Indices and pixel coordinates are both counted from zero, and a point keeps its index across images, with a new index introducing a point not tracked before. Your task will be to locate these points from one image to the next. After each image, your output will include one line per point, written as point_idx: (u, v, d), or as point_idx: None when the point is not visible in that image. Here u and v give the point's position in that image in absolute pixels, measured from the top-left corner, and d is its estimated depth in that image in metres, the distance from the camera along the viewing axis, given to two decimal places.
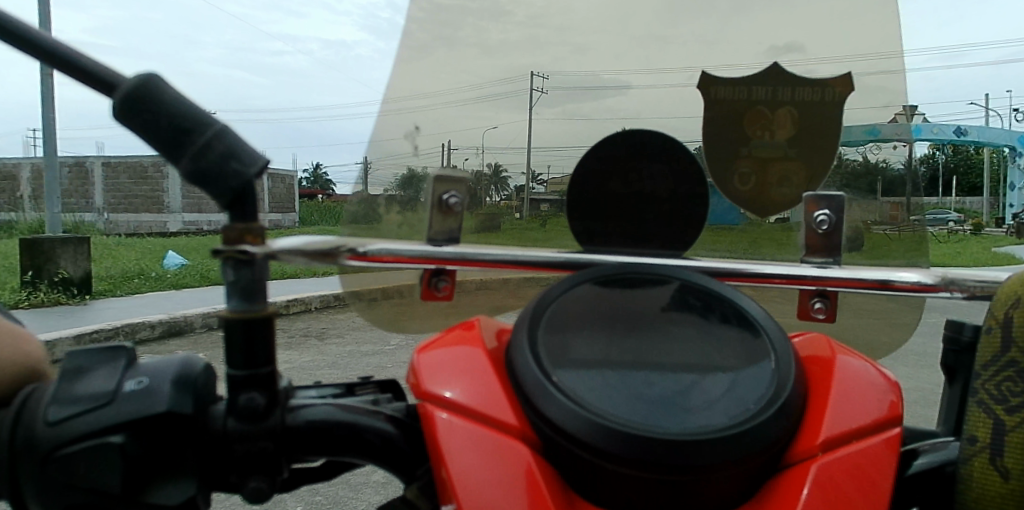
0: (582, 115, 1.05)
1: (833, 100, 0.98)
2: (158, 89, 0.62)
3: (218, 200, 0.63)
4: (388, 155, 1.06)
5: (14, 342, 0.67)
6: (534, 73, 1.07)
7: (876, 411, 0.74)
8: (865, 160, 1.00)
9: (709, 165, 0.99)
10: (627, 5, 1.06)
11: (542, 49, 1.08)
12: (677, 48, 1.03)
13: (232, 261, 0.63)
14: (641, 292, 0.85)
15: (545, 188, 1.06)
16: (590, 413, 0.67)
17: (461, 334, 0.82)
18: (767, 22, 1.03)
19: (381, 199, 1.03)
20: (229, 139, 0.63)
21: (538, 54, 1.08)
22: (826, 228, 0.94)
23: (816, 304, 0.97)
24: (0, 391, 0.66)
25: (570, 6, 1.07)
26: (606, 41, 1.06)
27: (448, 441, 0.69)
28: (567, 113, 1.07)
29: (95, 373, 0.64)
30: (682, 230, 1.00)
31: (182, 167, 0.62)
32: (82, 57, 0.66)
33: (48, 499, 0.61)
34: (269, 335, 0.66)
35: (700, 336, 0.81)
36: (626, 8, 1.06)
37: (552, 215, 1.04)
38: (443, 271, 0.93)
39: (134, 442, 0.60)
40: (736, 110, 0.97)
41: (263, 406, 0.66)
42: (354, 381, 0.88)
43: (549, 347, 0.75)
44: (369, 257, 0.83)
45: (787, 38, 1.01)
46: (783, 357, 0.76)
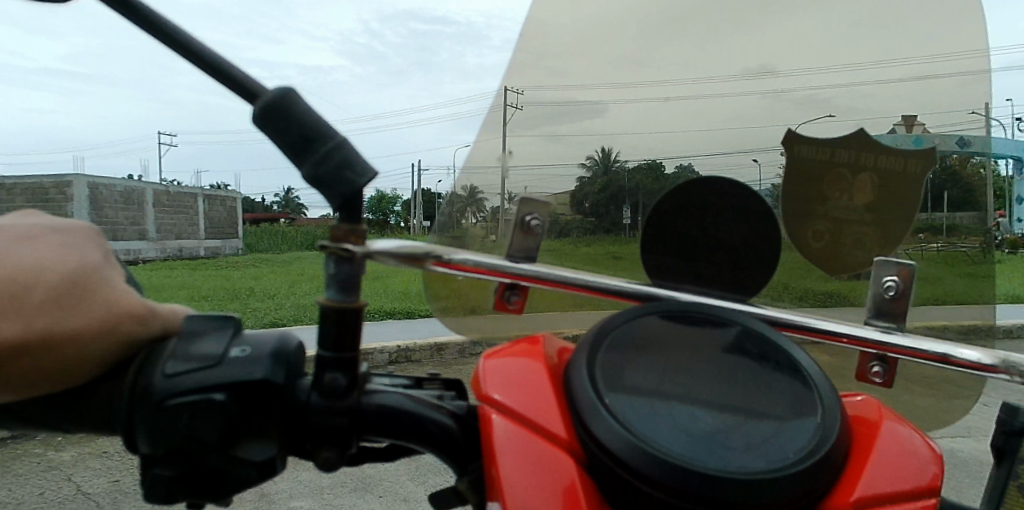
0: (561, 137, 1.10)
1: (915, 172, 0.98)
2: (293, 102, 0.71)
3: (330, 202, 0.72)
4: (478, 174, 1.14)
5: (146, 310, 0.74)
6: (511, 90, 1.13)
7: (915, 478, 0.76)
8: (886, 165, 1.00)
9: (784, 219, 1.02)
10: (598, 31, 1.12)
11: (521, 73, 1.15)
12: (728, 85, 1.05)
13: (335, 256, 0.72)
14: (700, 332, 0.89)
15: (515, 208, 1.05)
16: (634, 437, 0.72)
17: (525, 346, 0.88)
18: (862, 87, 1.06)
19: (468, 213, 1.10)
20: (347, 151, 0.72)
21: (518, 77, 1.15)
22: (894, 294, 0.96)
23: (875, 368, 0.98)
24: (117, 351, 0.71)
25: (545, 32, 1.15)
26: (580, 67, 1.13)
27: (500, 443, 0.75)
28: (547, 136, 1.11)
29: (208, 338, 0.74)
30: (752, 278, 1.03)
31: (304, 171, 0.71)
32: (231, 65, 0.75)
33: (157, 441, 0.70)
34: (357, 325, 0.74)
35: (752, 380, 0.84)
36: (598, 34, 1.12)
37: (510, 235, 1.05)
38: (517, 285, 1.00)
39: (233, 402, 0.69)
40: (816, 170, 1.00)
41: (343, 386, 0.75)
42: (424, 376, 0.96)
43: (606, 370, 0.81)
44: (452, 264, 0.91)
45: (847, 96, 1.03)
46: (829, 413, 0.79)
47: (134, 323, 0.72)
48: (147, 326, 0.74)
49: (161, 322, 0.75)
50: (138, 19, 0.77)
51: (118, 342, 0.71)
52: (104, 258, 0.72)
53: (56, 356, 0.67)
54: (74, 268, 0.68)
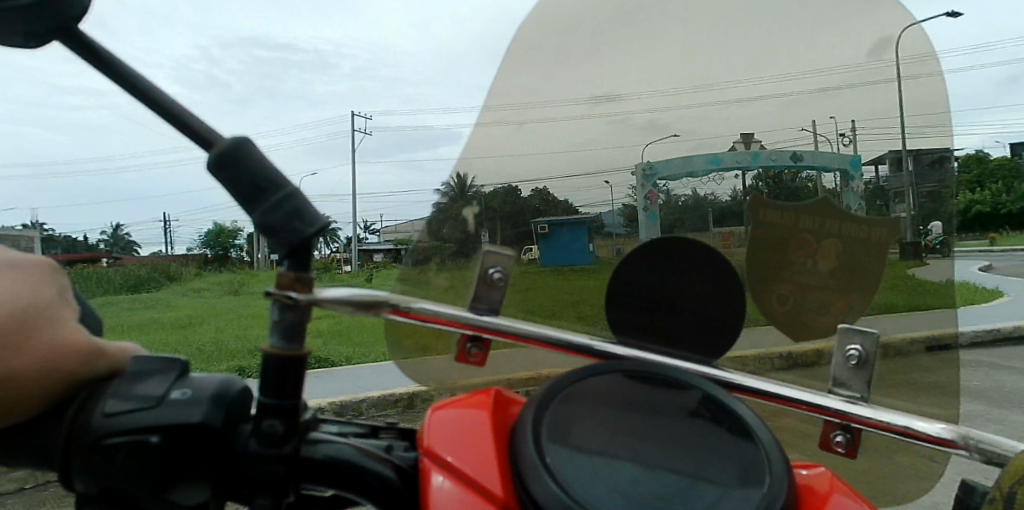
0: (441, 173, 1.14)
1: (880, 240, 1.00)
2: (248, 151, 0.72)
3: (278, 251, 0.73)
4: None
5: (94, 351, 0.74)
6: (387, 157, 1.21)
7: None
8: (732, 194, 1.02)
9: (750, 282, 1.02)
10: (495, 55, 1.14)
11: None
12: (681, 136, 1.04)
13: (281, 303, 0.73)
14: (654, 395, 0.89)
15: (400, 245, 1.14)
16: (571, 499, 0.70)
17: (475, 399, 0.87)
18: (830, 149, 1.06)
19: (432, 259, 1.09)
20: (298, 202, 0.73)
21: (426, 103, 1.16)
22: (856, 362, 0.95)
23: (837, 437, 0.96)
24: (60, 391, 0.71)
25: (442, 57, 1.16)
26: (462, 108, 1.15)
27: (436, 498, 0.74)
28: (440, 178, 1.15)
29: (151, 379, 0.74)
30: (717, 340, 1.01)
31: (253, 219, 0.72)
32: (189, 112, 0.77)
33: (90, 480, 0.70)
34: (300, 373, 0.75)
35: (702, 446, 0.83)
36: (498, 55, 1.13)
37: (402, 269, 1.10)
38: (479, 337, 1.00)
39: (166, 445, 0.69)
40: (780, 234, 1.01)
41: (280, 433, 0.74)
42: (380, 425, 0.96)
43: (552, 428, 0.80)
44: (410, 313, 0.92)
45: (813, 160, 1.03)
46: (777, 483, 0.78)
47: (80, 363, 0.72)
48: (91, 367, 0.73)
49: (106, 362, 0.75)
50: (102, 62, 0.79)
51: (59, 382, 0.71)
52: (57, 295, 0.72)
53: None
54: (22, 307, 0.68)
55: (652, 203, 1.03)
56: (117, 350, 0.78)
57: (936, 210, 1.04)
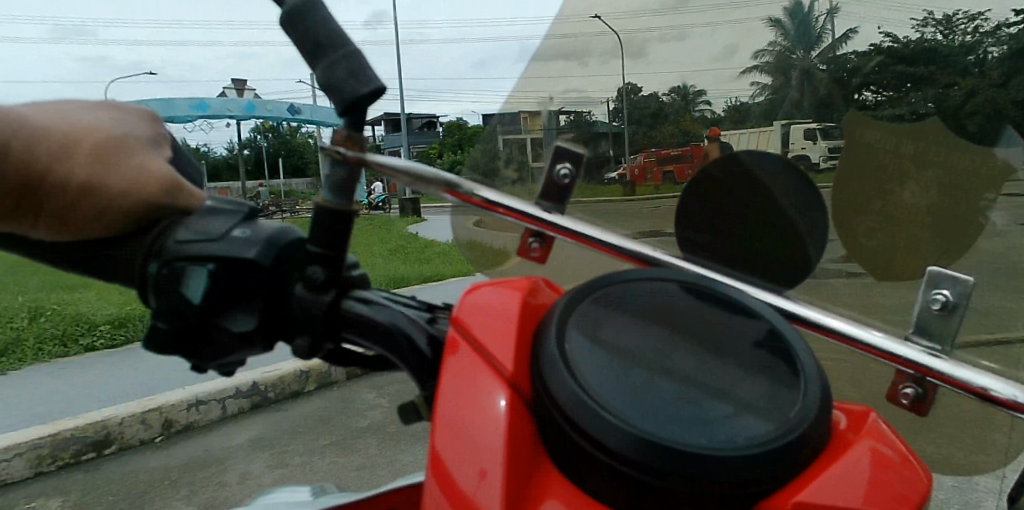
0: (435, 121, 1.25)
1: (992, 175, 0.86)
2: (316, 9, 0.76)
3: (336, 107, 0.76)
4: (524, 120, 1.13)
5: (175, 187, 0.83)
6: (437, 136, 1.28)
7: (887, 498, 0.69)
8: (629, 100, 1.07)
9: (835, 205, 0.93)
10: None
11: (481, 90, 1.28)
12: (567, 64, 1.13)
13: (333, 159, 0.79)
14: (698, 309, 0.86)
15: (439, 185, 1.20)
16: (576, 384, 0.71)
17: (518, 282, 0.88)
18: None
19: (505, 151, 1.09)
20: (354, 59, 0.75)
21: None
22: (940, 309, 0.85)
23: (905, 389, 0.88)
24: (142, 217, 0.81)
25: None
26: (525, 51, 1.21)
27: (454, 364, 0.77)
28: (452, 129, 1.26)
29: (220, 216, 0.82)
30: (790, 270, 0.95)
31: (317, 75, 0.76)
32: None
33: (158, 296, 0.79)
34: (347, 227, 0.79)
35: (735, 363, 0.79)
36: None
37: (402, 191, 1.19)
38: (542, 233, 1.00)
39: (221, 273, 0.77)
40: (876, 157, 0.90)
41: (322, 281, 0.80)
42: (438, 305, 1.01)
43: (581, 319, 0.80)
44: (468, 198, 0.94)
45: None
46: (806, 412, 0.73)
47: (160, 193, 0.81)
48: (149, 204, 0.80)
49: (169, 202, 0.82)
50: None
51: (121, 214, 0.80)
52: (124, 137, 0.80)
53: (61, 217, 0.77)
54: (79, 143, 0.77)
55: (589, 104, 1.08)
56: (188, 193, 0.84)
57: None
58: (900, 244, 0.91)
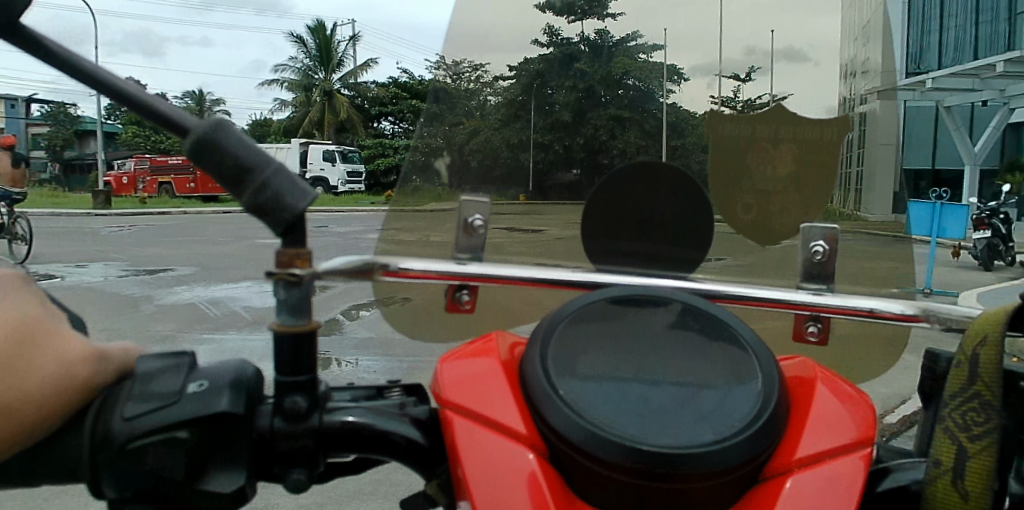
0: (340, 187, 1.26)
1: (833, 137, 1.05)
2: (226, 133, 0.72)
3: (273, 229, 0.74)
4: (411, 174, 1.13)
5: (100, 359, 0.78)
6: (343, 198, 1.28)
7: (856, 426, 0.84)
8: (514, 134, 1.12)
9: (715, 191, 1.07)
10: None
11: None
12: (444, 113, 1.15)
13: (283, 281, 0.74)
14: (645, 311, 0.94)
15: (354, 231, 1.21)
16: (588, 423, 0.77)
17: (481, 346, 0.92)
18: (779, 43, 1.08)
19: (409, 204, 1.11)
20: (283, 178, 0.73)
21: None
22: (822, 257, 1.00)
23: (809, 328, 1.02)
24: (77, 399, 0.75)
25: None
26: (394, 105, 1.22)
27: (466, 444, 0.81)
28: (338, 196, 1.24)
29: (165, 377, 0.79)
30: (688, 255, 1.07)
31: (243, 201, 0.73)
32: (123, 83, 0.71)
33: (121, 484, 0.74)
34: (311, 346, 0.78)
35: (696, 351, 0.89)
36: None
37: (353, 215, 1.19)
38: (467, 286, 1.01)
39: (195, 438, 0.74)
40: (739, 145, 1.05)
41: (304, 408, 0.79)
42: (384, 385, 1.00)
43: (558, 358, 0.85)
44: (400, 273, 0.94)
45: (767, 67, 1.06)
46: (769, 379, 0.85)
47: (90, 370, 0.76)
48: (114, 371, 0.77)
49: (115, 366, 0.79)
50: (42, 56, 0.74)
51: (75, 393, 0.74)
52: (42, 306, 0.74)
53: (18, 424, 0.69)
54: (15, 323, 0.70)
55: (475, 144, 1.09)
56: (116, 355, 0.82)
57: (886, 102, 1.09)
58: (777, 211, 1.05)
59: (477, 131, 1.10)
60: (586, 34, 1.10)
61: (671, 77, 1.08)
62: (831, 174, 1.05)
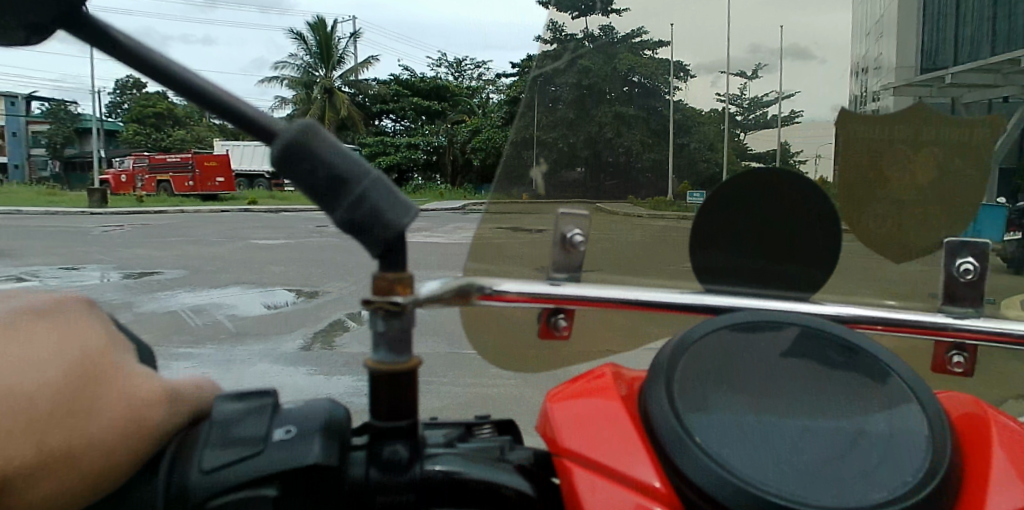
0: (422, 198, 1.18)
1: (982, 141, 0.90)
2: (318, 138, 0.61)
3: (370, 249, 0.63)
4: (504, 185, 1.06)
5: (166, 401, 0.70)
6: None
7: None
8: (608, 138, 1.02)
9: (839, 202, 0.94)
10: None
11: None
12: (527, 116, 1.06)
13: (382, 312, 0.63)
14: (775, 340, 0.80)
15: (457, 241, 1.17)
16: (737, 478, 0.64)
17: (591, 381, 0.80)
18: None
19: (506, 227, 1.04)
20: (382, 190, 0.62)
21: None
22: (971, 276, 0.89)
23: (954, 357, 0.92)
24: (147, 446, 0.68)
25: None
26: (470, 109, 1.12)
27: (587, 499, 0.67)
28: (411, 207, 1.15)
29: (248, 421, 0.68)
30: (814, 277, 0.98)
31: (336, 217, 0.61)
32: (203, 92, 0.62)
33: None
34: (412, 385, 0.67)
35: (842, 387, 0.76)
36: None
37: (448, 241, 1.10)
38: (562, 309, 0.91)
39: (285, 494, 0.62)
40: (871, 147, 0.92)
41: (404, 458, 0.67)
42: (473, 422, 0.90)
43: (687, 398, 0.73)
44: (494, 296, 0.85)
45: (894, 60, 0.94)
46: (936, 422, 0.72)
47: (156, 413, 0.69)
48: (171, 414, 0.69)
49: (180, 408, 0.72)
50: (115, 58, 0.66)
51: (144, 438, 0.67)
52: (107, 339, 0.68)
53: (78, 475, 0.61)
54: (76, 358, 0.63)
55: (572, 155, 1.04)
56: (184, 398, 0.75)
57: None
58: (914, 225, 0.93)
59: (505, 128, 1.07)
60: (591, 30, 1.01)
61: (678, 74, 1.00)
62: (979, 184, 0.90)
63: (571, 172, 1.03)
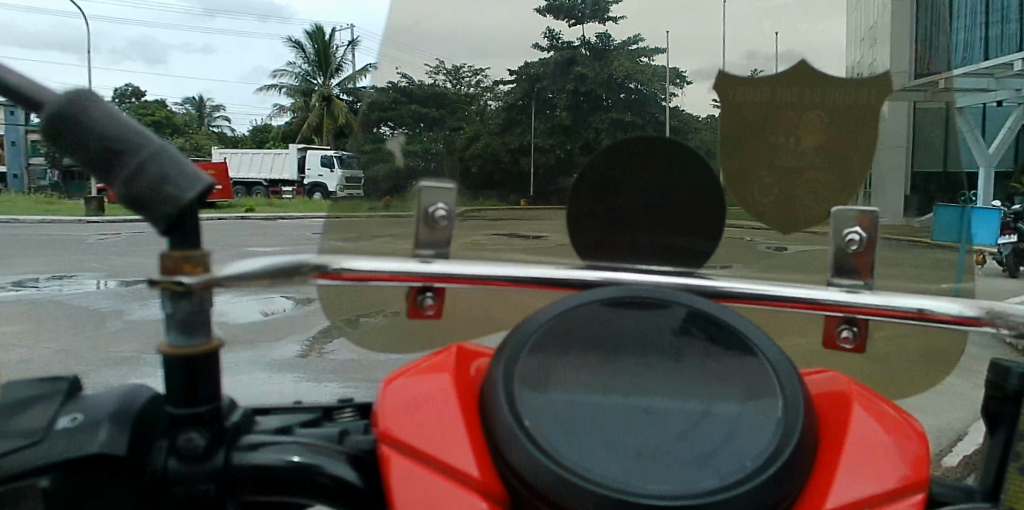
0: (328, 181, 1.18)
1: (867, 102, 0.87)
2: (89, 110, 0.57)
3: (154, 226, 0.58)
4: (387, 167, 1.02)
5: None
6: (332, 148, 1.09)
7: (902, 454, 0.68)
8: (495, 107, 1.00)
9: (724, 169, 0.89)
10: None
11: None
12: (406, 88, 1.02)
13: (168, 292, 0.59)
14: (641, 319, 0.76)
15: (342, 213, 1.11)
16: (557, 465, 0.61)
17: (428, 363, 0.77)
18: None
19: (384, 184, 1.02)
20: (162, 160, 0.57)
21: None
22: (858, 247, 0.83)
23: (843, 332, 0.86)
24: None
25: None
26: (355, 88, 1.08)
27: (406, 490, 0.64)
28: None
29: (36, 410, 0.66)
30: (695, 246, 0.94)
31: (116, 193, 0.58)
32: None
33: None
34: (210, 367, 0.63)
35: (700, 369, 0.72)
36: None
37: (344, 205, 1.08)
38: (429, 286, 0.85)
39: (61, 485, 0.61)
40: (757, 111, 0.88)
41: (201, 448, 0.64)
42: (334, 406, 0.87)
43: (528, 384, 0.69)
44: (342, 275, 0.78)
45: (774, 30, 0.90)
46: (793, 401, 0.68)
47: None
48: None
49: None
50: None
51: None
52: None
53: None
54: None
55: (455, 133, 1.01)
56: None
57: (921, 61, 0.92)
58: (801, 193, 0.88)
59: (475, 137, 0.99)
60: (588, 36, 0.96)
61: (673, 79, 0.92)
62: (865, 150, 0.87)
63: (455, 142, 1.00)
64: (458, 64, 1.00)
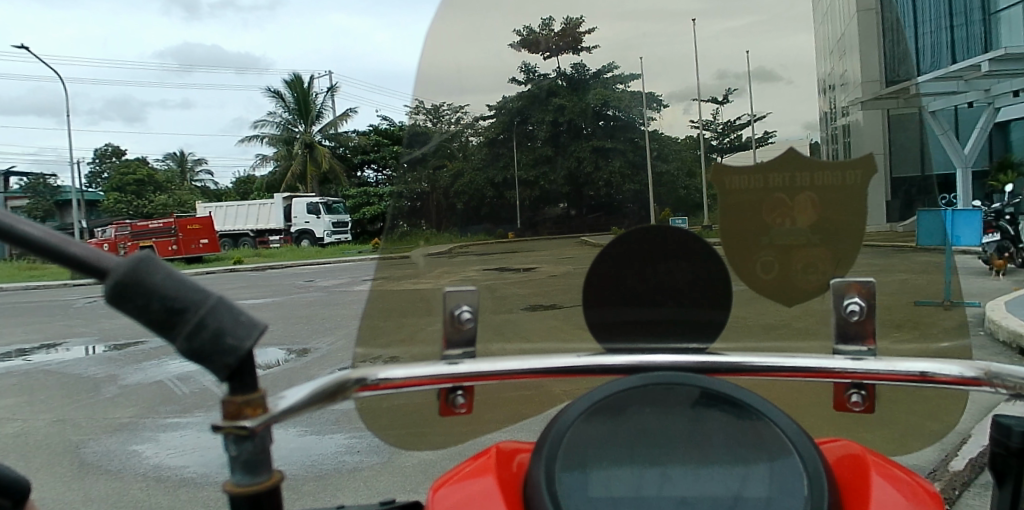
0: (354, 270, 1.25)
1: (854, 183, 0.94)
2: (149, 272, 0.59)
3: (215, 376, 0.61)
4: (421, 261, 1.10)
5: None
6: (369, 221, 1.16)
7: None
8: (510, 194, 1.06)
9: (728, 254, 0.99)
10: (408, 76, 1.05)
11: None
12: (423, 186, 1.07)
13: (232, 436, 0.63)
14: (663, 405, 0.80)
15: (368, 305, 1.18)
16: None
17: (475, 464, 0.83)
18: (771, 85, 0.99)
19: (421, 259, 1.09)
20: (223, 317, 0.61)
21: None
22: (859, 316, 0.91)
23: (853, 397, 0.92)
24: None
25: None
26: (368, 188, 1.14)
27: None
28: None
29: None
30: (705, 320, 1.03)
31: (176, 349, 0.60)
32: (24, 225, 0.59)
33: None
34: (275, 502, 0.66)
35: (726, 451, 0.78)
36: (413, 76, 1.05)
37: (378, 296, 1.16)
38: (460, 387, 0.92)
39: None
40: (751, 199, 0.96)
41: None
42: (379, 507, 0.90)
43: (568, 482, 0.75)
44: (381, 384, 0.84)
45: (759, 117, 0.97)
46: (815, 478, 0.73)
47: None
48: None
49: None
50: None
51: None
52: None
53: None
54: None
55: (478, 227, 1.08)
56: None
57: (896, 134, 1.00)
58: (798, 268, 0.98)
59: (459, 174, 1.06)
60: (562, 68, 1.04)
61: (650, 104, 1.01)
62: (853, 230, 0.96)
63: (478, 241, 1.08)
64: (438, 103, 1.07)
